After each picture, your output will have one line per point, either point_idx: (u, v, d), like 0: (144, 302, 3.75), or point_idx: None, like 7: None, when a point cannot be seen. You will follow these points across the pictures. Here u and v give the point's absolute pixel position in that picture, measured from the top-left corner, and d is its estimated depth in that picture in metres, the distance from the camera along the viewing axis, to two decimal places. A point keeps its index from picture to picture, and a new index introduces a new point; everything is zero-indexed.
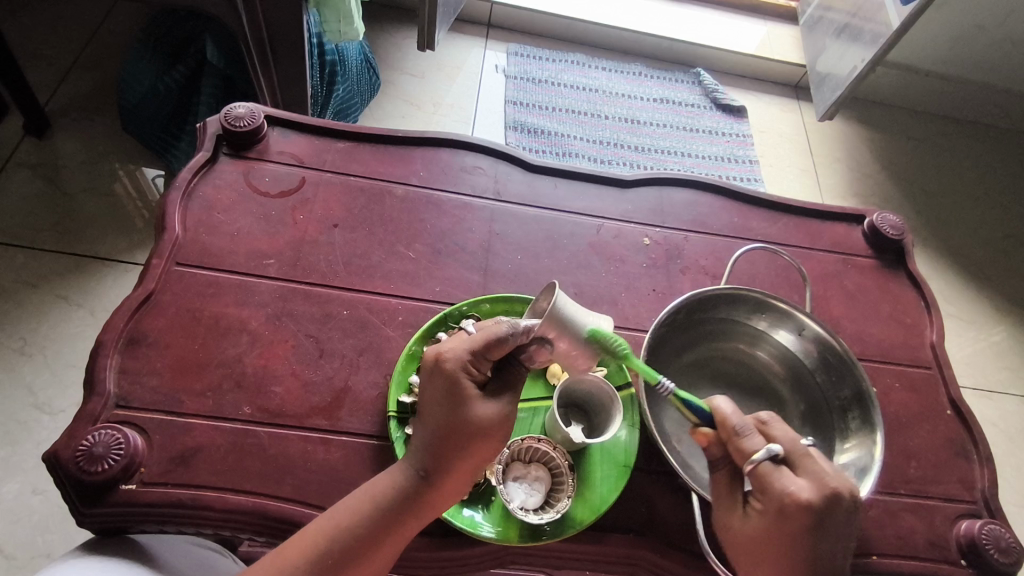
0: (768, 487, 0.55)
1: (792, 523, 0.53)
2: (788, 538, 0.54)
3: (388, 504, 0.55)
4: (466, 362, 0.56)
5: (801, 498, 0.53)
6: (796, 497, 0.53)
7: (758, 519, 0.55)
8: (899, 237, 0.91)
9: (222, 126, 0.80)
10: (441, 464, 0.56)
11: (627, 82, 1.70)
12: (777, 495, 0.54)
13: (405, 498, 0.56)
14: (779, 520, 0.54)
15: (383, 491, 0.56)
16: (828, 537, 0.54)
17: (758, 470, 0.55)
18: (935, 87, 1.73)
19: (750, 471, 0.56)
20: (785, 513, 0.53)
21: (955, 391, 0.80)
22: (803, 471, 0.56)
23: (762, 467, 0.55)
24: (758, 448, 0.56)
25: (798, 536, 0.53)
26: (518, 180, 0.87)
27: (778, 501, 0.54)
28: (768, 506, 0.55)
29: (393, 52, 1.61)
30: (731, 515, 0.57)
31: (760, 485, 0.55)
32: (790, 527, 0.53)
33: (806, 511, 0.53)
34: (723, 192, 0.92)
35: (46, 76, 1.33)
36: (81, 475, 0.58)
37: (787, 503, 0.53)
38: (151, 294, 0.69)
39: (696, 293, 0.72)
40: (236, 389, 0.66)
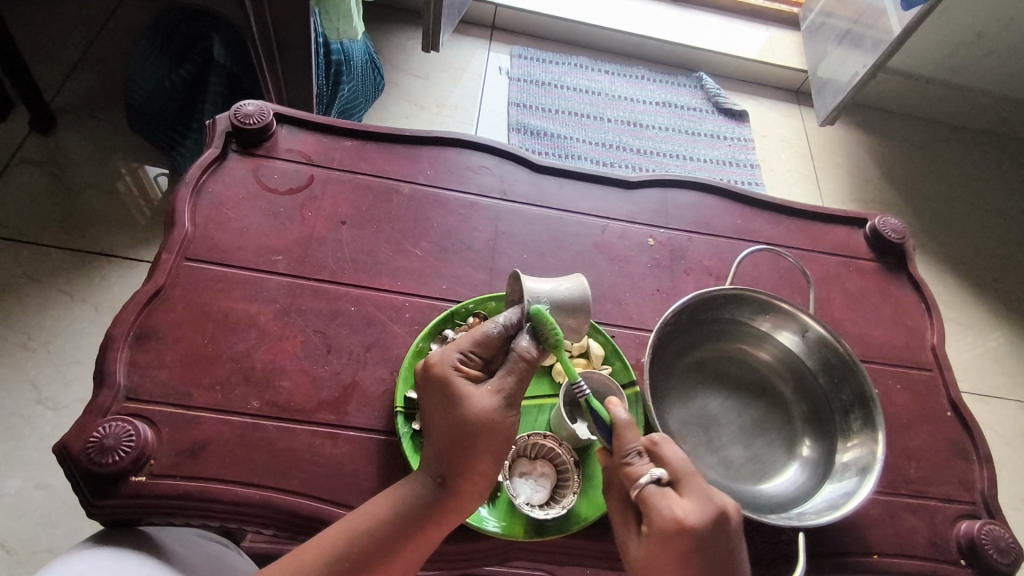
0: (651, 511, 0.54)
1: (675, 546, 0.53)
2: (674, 564, 0.53)
3: (408, 510, 0.56)
4: (455, 361, 0.58)
5: (682, 521, 0.53)
6: (675, 519, 0.53)
7: (647, 544, 0.55)
8: (900, 241, 0.91)
9: (231, 123, 0.80)
10: (451, 467, 0.56)
11: (630, 85, 1.71)
12: (656, 518, 0.54)
13: (422, 505, 0.56)
14: (662, 543, 0.53)
15: (403, 497, 0.56)
16: (713, 561, 0.53)
17: (641, 495, 0.55)
18: (935, 93, 1.74)
19: (636, 496, 0.56)
20: (667, 537, 0.53)
21: (955, 393, 0.81)
22: (688, 492, 0.55)
23: (647, 490, 0.55)
24: (645, 471, 0.56)
25: (683, 560, 0.53)
26: (524, 180, 0.87)
27: (659, 524, 0.53)
28: (653, 531, 0.54)
29: (398, 53, 1.62)
30: (629, 543, 0.57)
31: (644, 509, 0.55)
32: (672, 550, 0.53)
33: (687, 533, 0.52)
34: (726, 194, 0.92)
35: (52, 73, 1.34)
36: (91, 467, 0.59)
37: (667, 526, 0.53)
38: (161, 288, 0.69)
39: (701, 294, 0.72)
40: (244, 383, 0.66)
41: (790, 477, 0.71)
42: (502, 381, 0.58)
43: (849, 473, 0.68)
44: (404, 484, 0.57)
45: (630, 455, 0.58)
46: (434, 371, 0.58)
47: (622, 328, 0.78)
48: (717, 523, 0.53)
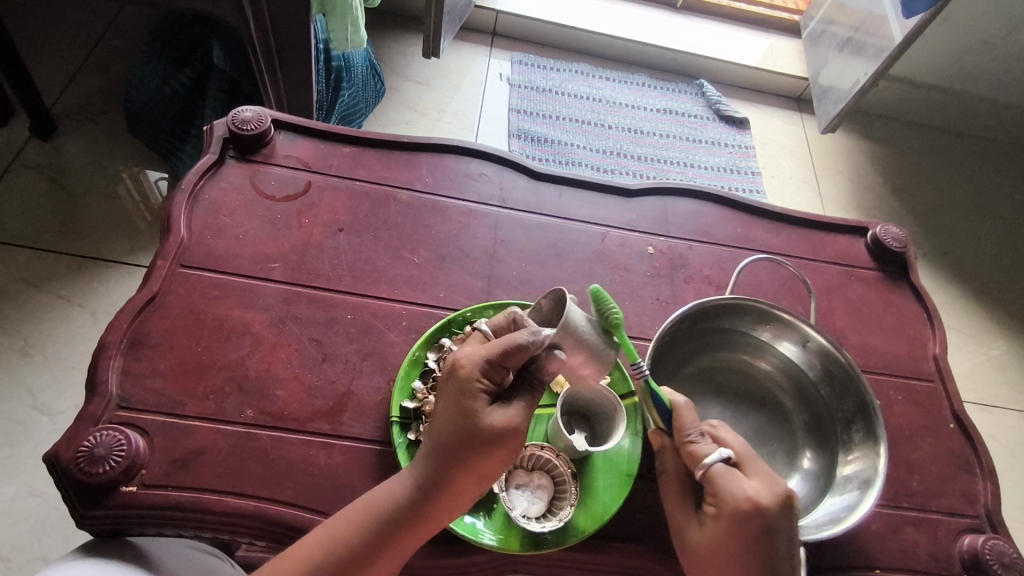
0: (719, 491, 0.54)
1: (743, 525, 0.53)
2: (741, 545, 0.53)
3: (395, 511, 0.55)
4: (480, 372, 0.55)
5: (753, 500, 0.53)
6: (747, 498, 0.53)
7: (712, 524, 0.55)
8: (902, 250, 0.91)
9: (228, 129, 0.80)
10: (443, 477, 0.55)
11: (631, 92, 1.71)
12: (727, 497, 0.54)
13: (408, 508, 0.55)
14: (731, 523, 0.53)
15: (388, 499, 0.55)
16: (779, 541, 0.53)
17: (707, 474, 0.55)
18: (938, 100, 1.74)
19: (701, 475, 0.56)
20: (739, 516, 0.53)
21: (957, 404, 0.80)
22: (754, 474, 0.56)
23: (714, 470, 0.55)
24: (711, 451, 0.56)
25: (748, 540, 0.53)
26: (523, 187, 0.87)
27: (727, 502, 0.53)
28: (719, 510, 0.54)
29: (398, 59, 1.62)
30: (687, 525, 0.57)
31: (711, 489, 0.55)
32: (739, 530, 0.53)
33: (759, 512, 0.52)
34: (726, 202, 0.92)
35: (52, 77, 1.33)
36: (82, 477, 0.58)
37: (740, 504, 0.53)
38: (155, 295, 0.68)
39: (700, 303, 0.72)
40: (239, 392, 0.65)
41: (790, 490, 0.71)
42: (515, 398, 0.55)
43: (850, 486, 0.67)
44: (388, 484, 0.56)
45: (693, 436, 0.58)
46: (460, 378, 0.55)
47: None
48: (787, 504, 0.53)
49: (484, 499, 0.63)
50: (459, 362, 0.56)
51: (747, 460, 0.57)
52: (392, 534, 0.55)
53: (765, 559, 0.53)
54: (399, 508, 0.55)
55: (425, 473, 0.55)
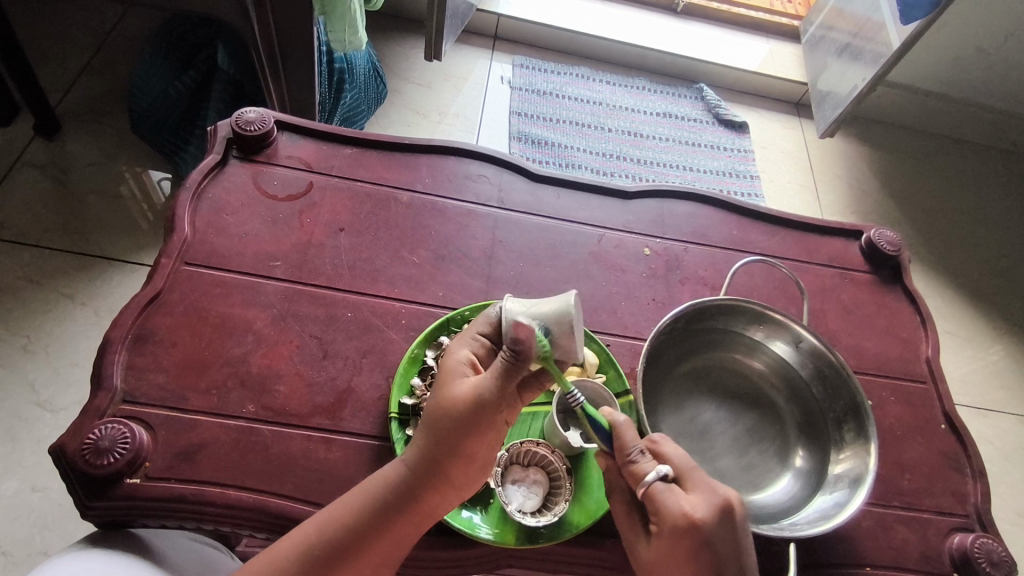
0: (660, 509, 0.54)
1: (685, 542, 0.53)
2: (686, 559, 0.53)
3: (392, 500, 0.56)
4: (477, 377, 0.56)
5: (692, 515, 0.53)
6: (686, 515, 0.53)
7: (658, 543, 0.55)
8: (895, 253, 0.92)
9: (232, 129, 0.81)
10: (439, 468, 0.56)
11: (630, 96, 1.72)
12: (667, 514, 0.54)
13: (403, 497, 0.56)
14: (674, 540, 0.53)
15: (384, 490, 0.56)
16: (722, 554, 0.53)
17: (648, 492, 0.55)
18: (935, 107, 1.75)
19: (642, 494, 0.56)
20: (678, 534, 0.53)
21: (948, 405, 0.82)
22: (692, 487, 0.56)
23: (653, 489, 0.55)
24: (650, 470, 0.56)
25: (689, 557, 0.53)
26: (522, 189, 0.88)
27: (668, 522, 0.54)
28: (661, 529, 0.54)
29: (400, 62, 1.63)
30: (637, 542, 0.58)
31: (653, 507, 0.55)
32: (683, 547, 0.53)
33: (699, 528, 0.53)
34: (723, 205, 0.93)
35: (58, 77, 1.35)
36: (87, 469, 0.59)
37: (679, 523, 0.53)
38: (159, 292, 0.70)
39: (695, 303, 0.73)
40: (240, 387, 0.67)
41: (783, 488, 0.72)
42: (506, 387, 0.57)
43: (841, 485, 0.68)
44: (384, 477, 0.57)
45: (634, 454, 0.57)
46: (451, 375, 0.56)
47: (617, 336, 0.79)
48: (724, 516, 0.54)
49: (480, 494, 0.64)
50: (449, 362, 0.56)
51: (685, 475, 0.56)
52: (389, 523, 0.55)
53: (707, 572, 0.53)
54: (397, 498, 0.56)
55: (419, 459, 0.56)
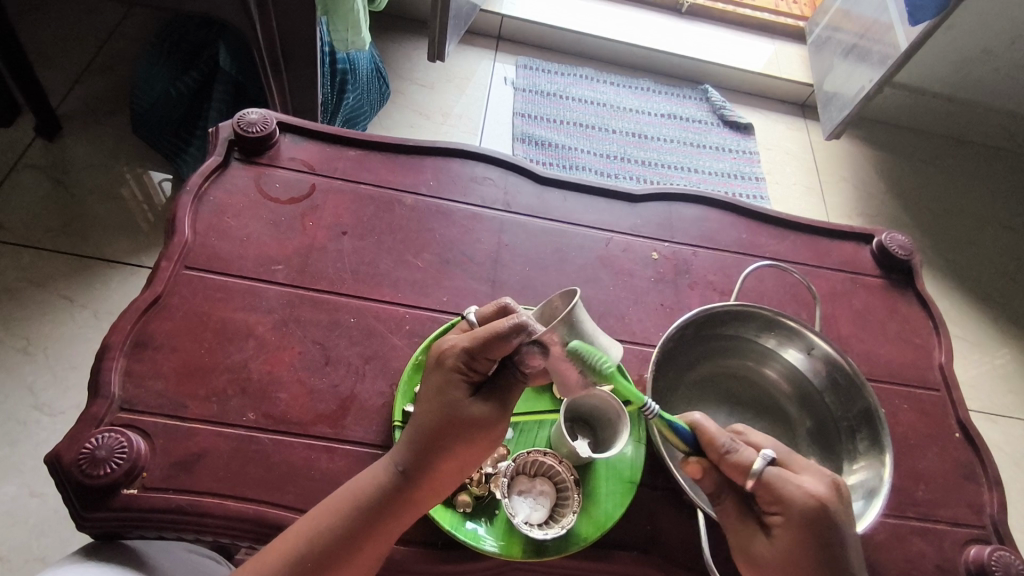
0: (782, 495, 0.54)
1: (813, 527, 0.53)
2: (815, 542, 0.53)
3: (376, 494, 0.54)
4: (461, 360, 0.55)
5: (816, 493, 0.53)
6: (812, 497, 0.53)
7: (781, 534, 0.54)
8: (908, 257, 0.90)
9: (234, 131, 0.80)
10: (424, 466, 0.55)
11: (635, 97, 1.71)
12: (793, 499, 0.53)
13: (388, 495, 0.55)
14: (802, 523, 0.53)
15: (370, 485, 0.55)
16: (848, 534, 0.54)
17: (763, 482, 0.54)
18: (943, 108, 1.73)
19: (757, 485, 0.54)
20: (806, 516, 0.53)
21: (963, 413, 0.80)
22: (802, 469, 0.56)
23: (767, 475, 0.54)
24: (756, 457, 0.55)
25: (815, 542, 0.53)
26: (528, 191, 0.87)
27: (794, 506, 0.53)
28: (788, 517, 0.53)
29: (403, 62, 1.62)
30: (755, 540, 0.55)
31: (774, 496, 0.54)
32: (813, 530, 0.53)
33: (823, 504, 0.53)
34: (732, 208, 0.91)
35: (58, 77, 1.34)
36: (83, 479, 0.58)
37: (805, 506, 0.53)
38: (158, 297, 0.68)
39: (705, 309, 0.71)
40: (241, 395, 0.65)
41: None
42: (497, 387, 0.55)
43: (856, 496, 0.67)
44: (375, 471, 0.56)
45: (727, 447, 0.55)
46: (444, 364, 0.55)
47: (625, 343, 0.77)
48: (839, 490, 0.55)
49: (486, 505, 0.63)
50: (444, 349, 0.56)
51: (788, 460, 0.57)
52: (376, 517, 0.54)
53: (832, 555, 0.53)
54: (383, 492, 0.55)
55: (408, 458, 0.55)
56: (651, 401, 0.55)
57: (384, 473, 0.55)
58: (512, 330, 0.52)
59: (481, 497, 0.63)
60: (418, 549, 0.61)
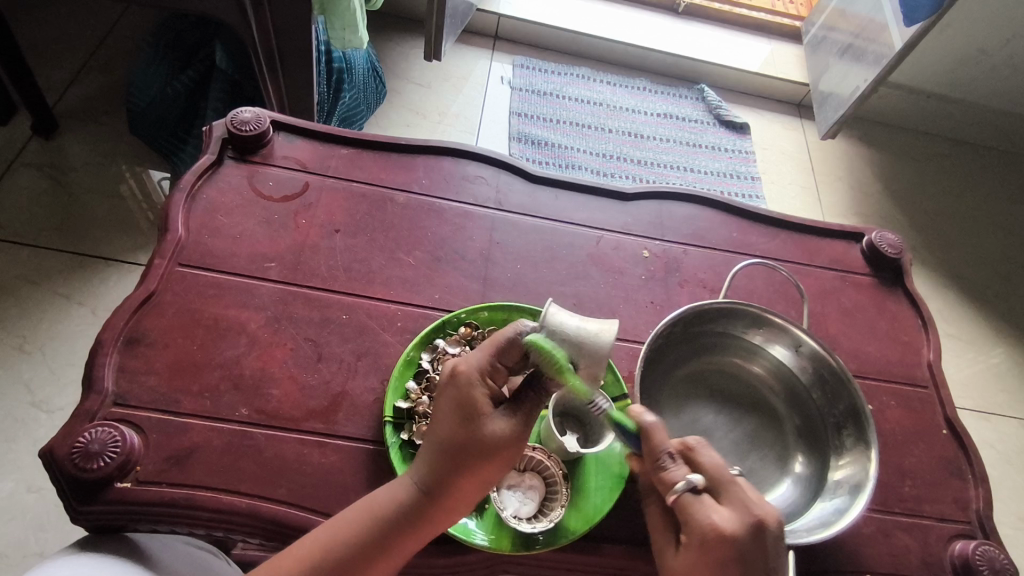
0: (690, 519, 0.54)
1: (712, 557, 0.52)
2: (712, 574, 0.53)
3: (402, 513, 0.55)
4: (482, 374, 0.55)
5: (721, 528, 0.53)
6: (718, 528, 0.53)
7: (685, 554, 0.54)
8: (897, 256, 0.91)
9: (227, 129, 0.80)
10: (443, 484, 0.55)
11: (631, 96, 1.71)
12: (698, 526, 0.53)
13: (406, 511, 0.55)
14: (701, 552, 0.53)
15: (394, 503, 0.55)
16: (753, 571, 0.52)
17: (678, 502, 0.55)
18: (938, 108, 1.74)
19: (673, 502, 0.55)
20: (706, 547, 0.53)
21: (950, 410, 0.81)
22: (726, 500, 0.55)
23: (684, 498, 0.55)
24: (680, 477, 0.56)
25: (715, 572, 0.52)
26: (520, 190, 0.87)
27: (699, 531, 0.53)
28: (692, 541, 0.54)
29: (400, 61, 1.63)
30: (666, 552, 0.57)
31: (683, 517, 0.55)
32: (714, 560, 0.52)
33: (727, 542, 0.52)
34: (723, 207, 0.92)
35: (56, 76, 1.35)
36: (76, 473, 0.58)
37: (707, 536, 0.53)
38: (152, 293, 0.69)
39: (694, 307, 0.72)
40: (233, 391, 0.66)
41: (782, 494, 0.71)
42: (523, 402, 0.55)
43: (841, 491, 0.67)
44: (398, 489, 0.56)
45: (662, 460, 0.57)
46: (464, 383, 0.55)
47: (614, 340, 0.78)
48: (757, 531, 0.53)
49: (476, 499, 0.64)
50: (458, 368, 0.56)
51: (717, 486, 0.56)
52: (401, 533, 0.55)
53: None
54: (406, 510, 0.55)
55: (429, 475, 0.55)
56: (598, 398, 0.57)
57: (407, 492, 0.55)
58: (519, 338, 0.56)
59: None
60: None
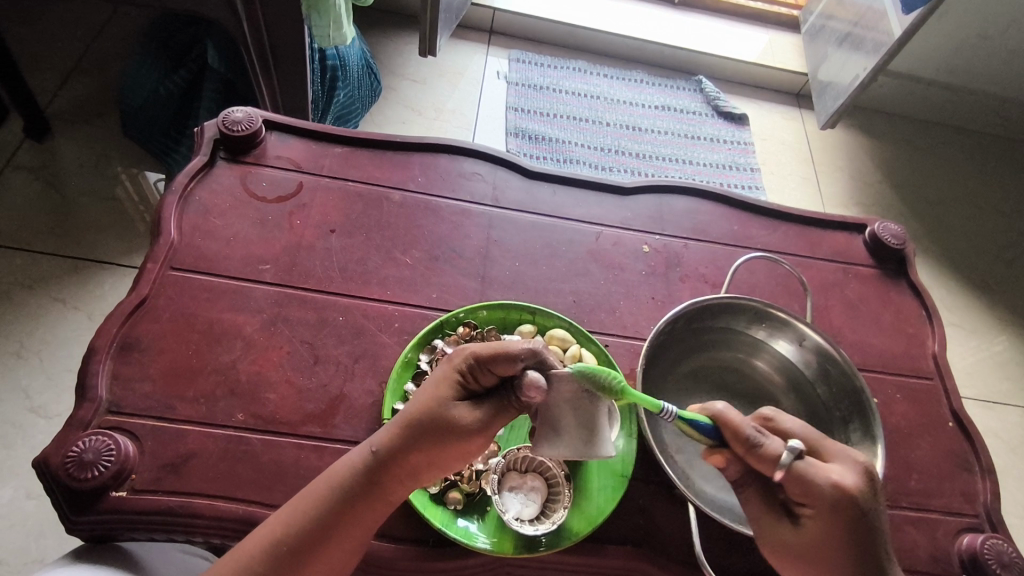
0: (813, 487, 0.52)
1: (842, 517, 0.52)
2: (846, 533, 0.52)
3: (354, 482, 0.54)
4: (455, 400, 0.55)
5: (844, 484, 0.52)
6: (839, 486, 0.52)
7: (815, 523, 0.53)
8: (900, 246, 0.90)
9: (219, 130, 0.79)
10: (394, 461, 0.54)
11: (628, 89, 1.70)
12: (823, 490, 0.52)
13: (360, 487, 0.54)
14: (833, 514, 0.52)
15: (341, 476, 0.54)
16: (876, 520, 0.53)
17: (793, 472, 0.53)
18: (937, 96, 1.72)
19: (785, 476, 0.53)
20: (839, 506, 0.52)
21: (956, 401, 0.80)
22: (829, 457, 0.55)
23: (796, 467, 0.53)
24: (782, 450, 0.53)
25: (851, 534, 0.52)
26: (517, 186, 0.86)
27: (823, 498, 0.52)
28: (817, 509, 0.53)
29: (395, 57, 1.61)
30: (778, 528, 0.55)
31: (803, 485, 0.53)
32: (845, 523, 0.52)
33: (855, 496, 0.52)
34: (723, 199, 0.91)
35: (47, 78, 1.33)
36: (70, 482, 0.57)
37: (837, 496, 0.52)
38: (145, 298, 0.68)
39: (695, 302, 0.71)
40: (229, 396, 0.65)
41: None
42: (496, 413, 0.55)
43: None
44: (358, 460, 0.55)
45: (754, 440, 0.54)
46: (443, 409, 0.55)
47: (616, 337, 0.77)
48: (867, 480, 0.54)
49: (477, 502, 0.64)
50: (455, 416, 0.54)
51: (816, 447, 0.56)
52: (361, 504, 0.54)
53: (865, 542, 0.52)
54: (351, 485, 0.54)
55: (386, 446, 0.54)
56: (668, 405, 0.54)
57: (350, 469, 0.54)
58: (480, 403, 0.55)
59: (471, 494, 0.64)
60: (406, 546, 0.61)
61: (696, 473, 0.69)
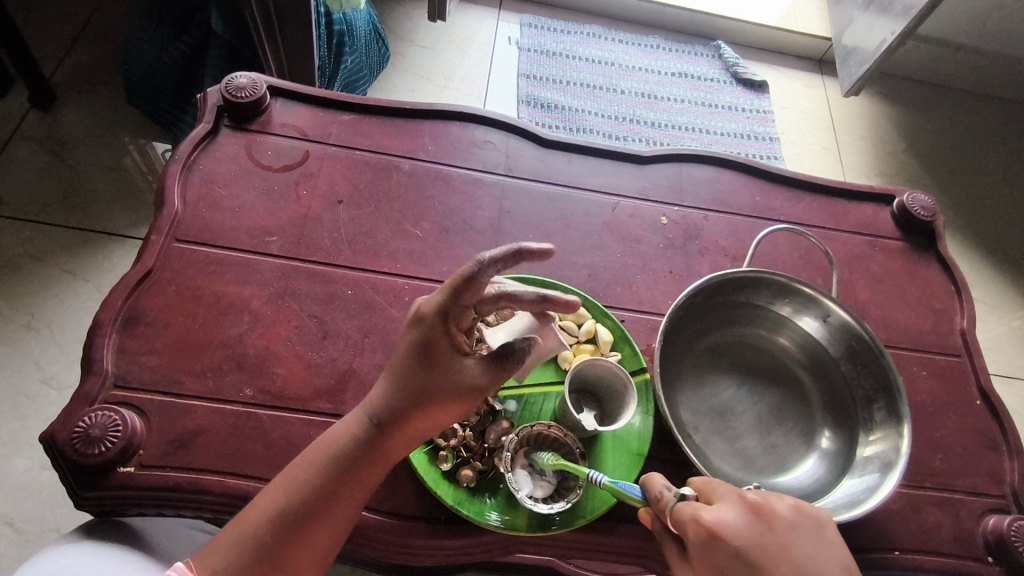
0: (682, 528, 0.48)
1: (715, 560, 0.46)
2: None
3: (353, 446, 0.54)
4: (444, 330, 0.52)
5: (717, 522, 0.46)
6: (710, 526, 0.46)
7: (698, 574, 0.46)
8: (930, 218, 0.86)
9: (223, 96, 0.76)
10: (396, 419, 0.54)
11: (644, 55, 1.64)
12: (690, 530, 0.47)
13: (359, 449, 0.54)
14: (707, 558, 0.46)
15: (337, 442, 0.54)
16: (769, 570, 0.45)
17: (673, 516, 0.49)
18: (968, 61, 1.65)
19: (670, 521, 0.49)
20: (707, 548, 0.46)
21: (984, 379, 0.77)
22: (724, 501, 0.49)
23: (675, 508, 0.49)
24: (671, 495, 0.50)
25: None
26: (531, 155, 0.83)
27: (691, 540, 0.47)
28: (693, 555, 0.47)
29: (404, 22, 1.56)
30: None
31: (679, 528, 0.48)
32: (719, 568, 0.45)
33: (729, 536, 0.46)
34: (745, 169, 0.87)
35: (50, 45, 1.30)
36: (77, 458, 0.57)
37: (703, 535, 0.46)
38: (150, 270, 0.66)
39: (717, 275, 0.69)
40: (237, 370, 0.63)
41: (809, 470, 0.68)
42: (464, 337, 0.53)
43: (871, 468, 0.64)
44: (351, 425, 0.54)
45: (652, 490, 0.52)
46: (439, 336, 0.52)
47: (632, 312, 0.75)
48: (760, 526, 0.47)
49: (490, 480, 0.62)
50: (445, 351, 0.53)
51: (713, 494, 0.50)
52: (361, 465, 0.54)
53: None
54: (349, 449, 0.54)
55: (380, 408, 0.54)
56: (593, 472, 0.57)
57: (346, 434, 0.54)
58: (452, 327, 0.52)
59: (484, 472, 0.62)
60: (419, 524, 0.60)
61: (714, 453, 0.67)
